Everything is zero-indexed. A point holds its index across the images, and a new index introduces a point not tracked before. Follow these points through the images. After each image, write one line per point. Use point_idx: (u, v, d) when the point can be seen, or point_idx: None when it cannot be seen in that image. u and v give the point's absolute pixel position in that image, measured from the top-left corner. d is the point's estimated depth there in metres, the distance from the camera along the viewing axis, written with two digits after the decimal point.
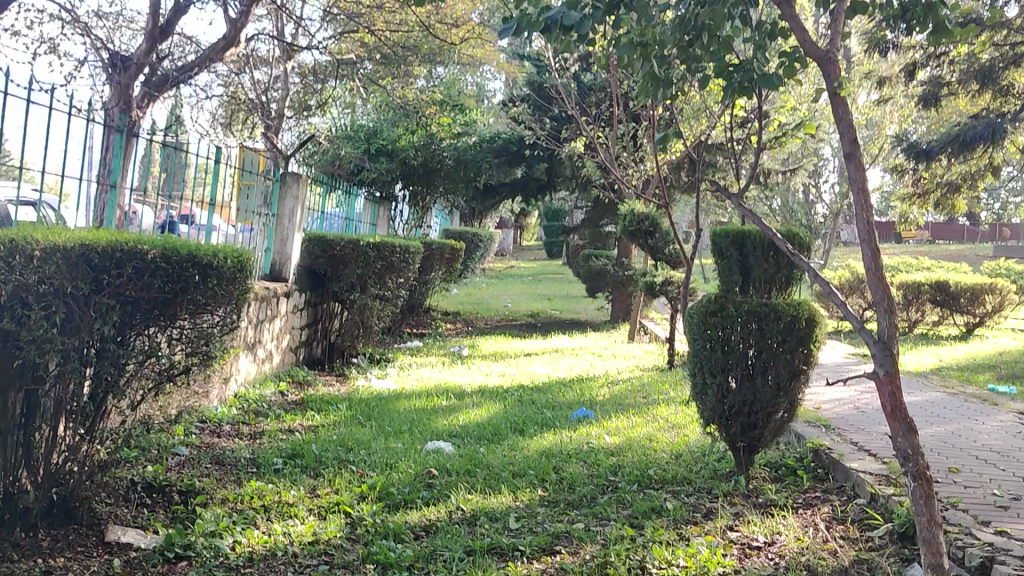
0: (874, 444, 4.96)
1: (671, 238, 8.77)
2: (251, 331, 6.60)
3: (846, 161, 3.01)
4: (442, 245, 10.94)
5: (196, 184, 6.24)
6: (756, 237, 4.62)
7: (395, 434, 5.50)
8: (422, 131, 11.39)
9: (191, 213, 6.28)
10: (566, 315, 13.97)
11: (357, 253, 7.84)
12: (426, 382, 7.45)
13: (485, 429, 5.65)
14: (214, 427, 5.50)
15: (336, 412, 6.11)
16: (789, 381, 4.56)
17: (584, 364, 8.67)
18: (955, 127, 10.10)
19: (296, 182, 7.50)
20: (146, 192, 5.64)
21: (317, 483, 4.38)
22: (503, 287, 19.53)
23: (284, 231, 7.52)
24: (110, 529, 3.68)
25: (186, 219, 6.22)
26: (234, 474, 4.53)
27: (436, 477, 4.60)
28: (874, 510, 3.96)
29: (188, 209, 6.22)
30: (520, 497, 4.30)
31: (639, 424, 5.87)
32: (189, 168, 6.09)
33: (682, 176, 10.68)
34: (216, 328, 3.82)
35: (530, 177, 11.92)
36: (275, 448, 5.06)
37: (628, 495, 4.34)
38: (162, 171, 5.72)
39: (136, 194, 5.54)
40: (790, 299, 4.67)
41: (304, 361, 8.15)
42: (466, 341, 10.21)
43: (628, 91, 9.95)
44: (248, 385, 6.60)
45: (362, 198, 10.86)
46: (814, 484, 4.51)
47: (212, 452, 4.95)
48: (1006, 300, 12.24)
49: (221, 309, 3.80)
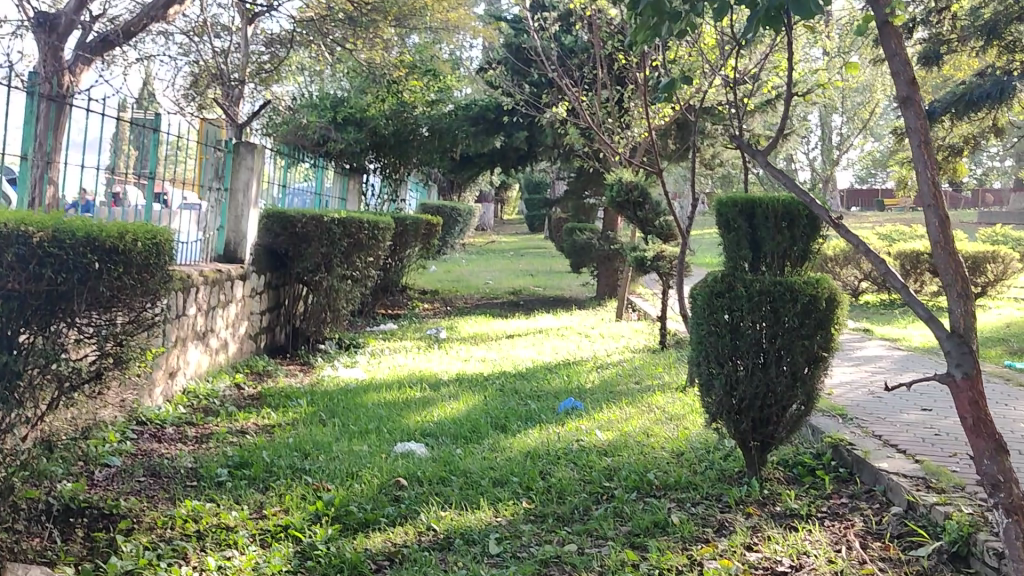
0: (900, 436, 4.39)
1: (661, 208, 8.15)
2: (200, 319, 5.99)
3: (903, 107, 2.41)
4: (416, 221, 10.20)
5: (172, 161, 5.87)
6: (770, 203, 4.00)
7: (361, 435, 4.88)
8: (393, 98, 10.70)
9: (164, 191, 5.84)
10: (549, 292, 13.36)
11: (321, 230, 7.22)
12: (399, 370, 6.84)
13: (463, 425, 5.04)
14: (155, 431, 4.88)
15: (297, 408, 5.48)
16: (807, 369, 3.97)
17: (570, 346, 8.07)
18: (959, 86, 9.50)
19: (250, 153, 6.86)
20: (119, 170, 5.26)
21: (265, 502, 3.81)
22: (484, 262, 18.93)
23: (239, 207, 6.85)
24: (8, 569, 2.81)
25: (160, 197, 5.79)
26: (168, 492, 3.91)
27: (405, 488, 3.99)
28: (915, 522, 3.40)
29: (161, 187, 5.79)
30: (502, 512, 3.69)
31: (633, 415, 5.28)
32: (161, 146, 5.70)
33: (670, 143, 10.06)
34: (132, 327, 3.24)
35: (510, 146, 11.28)
36: (223, 456, 4.43)
37: (626, 506, 3.74)
38: (134, 148, 5.36)
39: (107, 172, 5.15)
40: (806, 275, 4.05)
41: (265, 349, 7.51)
42: (444, 323, 9.60)
43: (611, 51, 9.29)
44: (199, 379, 5.98)
45: (332, 170, 10.20)
46: (838, 487, 3.93)
47: (148, 461, 4.34)
48: (1009, 268, 11.70)
49: (136, 304, 3.22)
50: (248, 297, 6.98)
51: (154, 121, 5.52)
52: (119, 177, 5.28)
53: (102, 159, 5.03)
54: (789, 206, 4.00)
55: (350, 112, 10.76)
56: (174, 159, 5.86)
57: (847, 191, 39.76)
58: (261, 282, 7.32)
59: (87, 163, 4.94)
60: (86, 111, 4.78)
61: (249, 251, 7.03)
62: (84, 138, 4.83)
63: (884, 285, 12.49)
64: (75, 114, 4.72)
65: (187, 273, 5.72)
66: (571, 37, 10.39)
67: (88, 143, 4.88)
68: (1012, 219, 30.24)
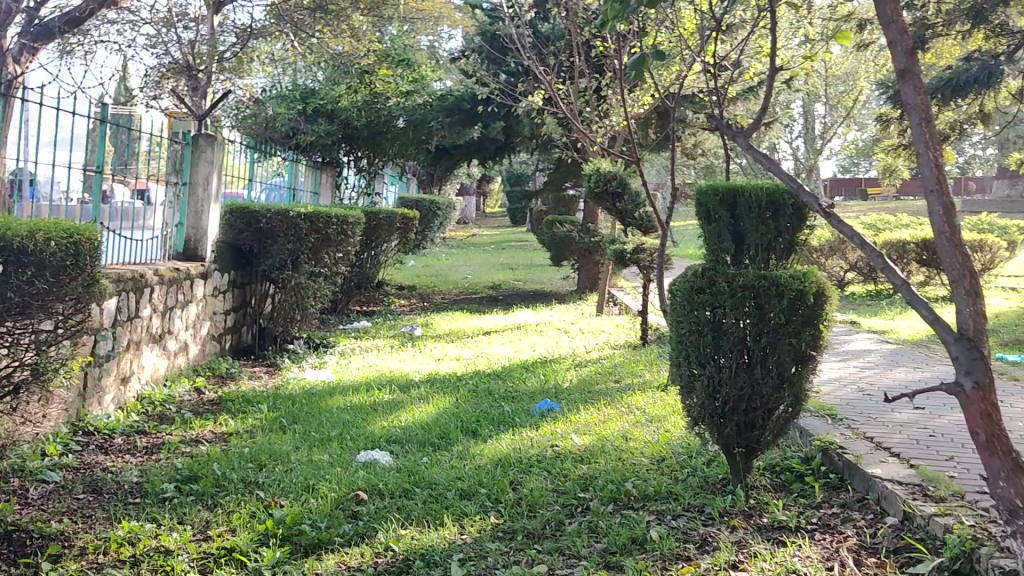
0: (893, 438, 4.14)
1: (641, 199, 7.74)
2: (156, 320, 5.68)
3: (900, 82, 2.21)
4: (390, 215, 9.90)
5: (144, 158, 5.74)
6: (753, 192, 3.72)
7: (322, 443, 4.59)
8: (366, 88, 10.38)
9: (145, 188, 5.83)
10: (529, 286, 13.08)
11: (287, 225, 6.91)
12: (369, 371, 6.54)
13: (432, 430, 4.75)
14: (102, 442, 4.58)
15: (257, 414, 5.19)
16: (793, 369, 3.72)
17: (548, 342, 7.80)
18: (945, 71, 9.26)
19: (210, 146, 6.53)
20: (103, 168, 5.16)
21: (211, 521, 3.52)
22: (465, 256, 18.62)
23: (199, 202, 6.54)
24: None
25: (140, 194, 5.76)
26: (107, 511, 3.62)
27: (364, 503, 3.70)
28: (913, 536, 3.14)
29: (143, 184, 5.78)
30: (467, 529, 3.42)
31: (611, 417, 5.01)
32: (141, 143, 5.66)
33: (651, 132, 9.80)
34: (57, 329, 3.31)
35: (487, 137, 10.98)
36: (171, 469, 4.13)
37: (602, 519, 3.47)
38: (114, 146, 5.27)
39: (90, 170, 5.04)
40: (793, 268, 3.78)
41: (230, 350, 7.19)
42: (419, 319, 9.31)
43: (589, 37, 9.01)
44: (156, 384, 5.68)
45: (303, 164, 9.90)
46: (829, 496, 3.67)
47: (89, 475, 4.04)
48: (996, 257, 11.50)
49: (60, 305, 3.29)
50: (210, 296, 6.67)
51: (127, 118, 5.40)
52: (104, 176, 5.20)
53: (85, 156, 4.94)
54: (774, 195, 3.73)
55: (320, 104, 10.78)
56: (135, 154, 5.59)
57: (830, 180, 39.63)
58: (225, 281, 7.01)
59: (69, 164, 4.80)
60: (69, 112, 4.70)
61: (211, 248, 6.72)
62: (69, 138, 4.73)
63: (870, 275, 12.27)
64: (60, 115, 4.62)
65: (140, 272, 5.42)
66: (548, 24, 10.10)
67: (71, 142, 4.78)
68: (995, 207, 30.15)
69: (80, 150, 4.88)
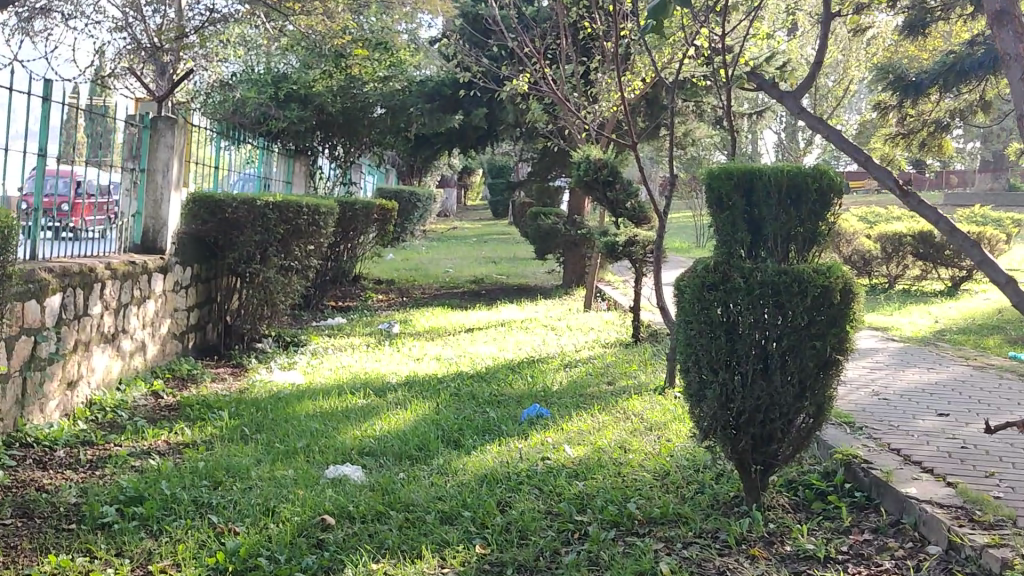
0: (922, 451, 3.73)
1: (632, 189, 7.26)
2: (110, 319, 5.21)
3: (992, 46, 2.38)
4: (367, 206, 9.44)
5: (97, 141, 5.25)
6: (772, 175, 3.29)
7: (287, 456, 4.13)
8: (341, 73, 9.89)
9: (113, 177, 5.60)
10: (512, 280, 12.62)
11: (254, 215, 6.45)
12: (343, 372, 6.09)
13: (409, 441, 4.30)
14: (42, 456, 4.10)
15: (218, 422, 4.72)
16: (818, 375, 3.30)
17: (535, 340, 7.36)
18: (947, 55, 8.87)
19: (170, 130, 6.02)
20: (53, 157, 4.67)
21: (154, 553, 3.05)
22: (446, 249, 18.12)
23: (158, 190, 6.04)
24: None
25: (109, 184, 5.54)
26: (36, 540, 3.14)
27: (332, 529, 3.26)
28: (965, 571, 2.73)
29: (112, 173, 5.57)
30: (449, 562, 2.97)
31: (607, 424, 4.57)
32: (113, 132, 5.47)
33: (640, 119, 9.36)
34: None
35: (469, 125, 10.54)
36: (114, 487, 3.65)
37: (604, 548, 3.04)
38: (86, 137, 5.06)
39: (36, 160, 4.52)
40: (817, 262, 3.34)
41: (193, 350, 6.71)
42: (398, 315, 8.84)
43: (575, 18, 8.54)
44: (109, 388, 5.20)
45: (274, 152, 9.40)
46: (858, 519, 3.26)
47: (20, 496, 3.55)
48: (995, 251, 11.15)
49: None
50: (171, 292, 6.19)
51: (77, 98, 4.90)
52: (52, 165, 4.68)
53: (33, 143, 4.45)
54: (795, 179, 3.29)
55: (293, 88, 10.15)
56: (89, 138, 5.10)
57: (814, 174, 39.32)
58: (188, 275, 6.52)
59: (13, 149, 4.30)
60: (10, 90, 4.21)
61: (172, 239, 6.22)
62: (8, 121, 4.23)
63: (864, 269, 11.90)
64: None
65: (90, 266, 4.93)
66: (533, 6, 9.63)
67: (11, 127, 4.27)
68: (981, 201, 29.98)
69: (33, 136, 4.46)
